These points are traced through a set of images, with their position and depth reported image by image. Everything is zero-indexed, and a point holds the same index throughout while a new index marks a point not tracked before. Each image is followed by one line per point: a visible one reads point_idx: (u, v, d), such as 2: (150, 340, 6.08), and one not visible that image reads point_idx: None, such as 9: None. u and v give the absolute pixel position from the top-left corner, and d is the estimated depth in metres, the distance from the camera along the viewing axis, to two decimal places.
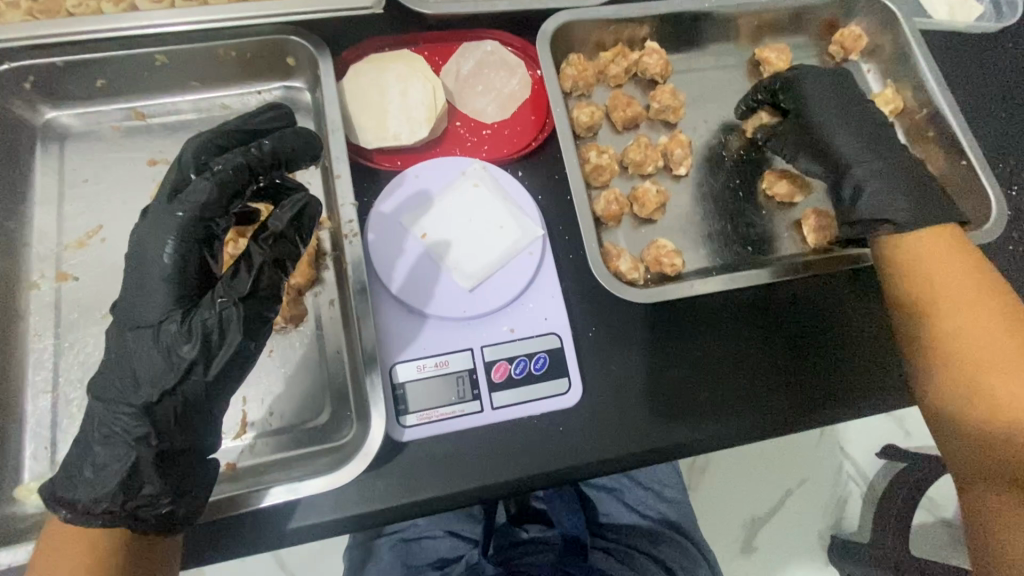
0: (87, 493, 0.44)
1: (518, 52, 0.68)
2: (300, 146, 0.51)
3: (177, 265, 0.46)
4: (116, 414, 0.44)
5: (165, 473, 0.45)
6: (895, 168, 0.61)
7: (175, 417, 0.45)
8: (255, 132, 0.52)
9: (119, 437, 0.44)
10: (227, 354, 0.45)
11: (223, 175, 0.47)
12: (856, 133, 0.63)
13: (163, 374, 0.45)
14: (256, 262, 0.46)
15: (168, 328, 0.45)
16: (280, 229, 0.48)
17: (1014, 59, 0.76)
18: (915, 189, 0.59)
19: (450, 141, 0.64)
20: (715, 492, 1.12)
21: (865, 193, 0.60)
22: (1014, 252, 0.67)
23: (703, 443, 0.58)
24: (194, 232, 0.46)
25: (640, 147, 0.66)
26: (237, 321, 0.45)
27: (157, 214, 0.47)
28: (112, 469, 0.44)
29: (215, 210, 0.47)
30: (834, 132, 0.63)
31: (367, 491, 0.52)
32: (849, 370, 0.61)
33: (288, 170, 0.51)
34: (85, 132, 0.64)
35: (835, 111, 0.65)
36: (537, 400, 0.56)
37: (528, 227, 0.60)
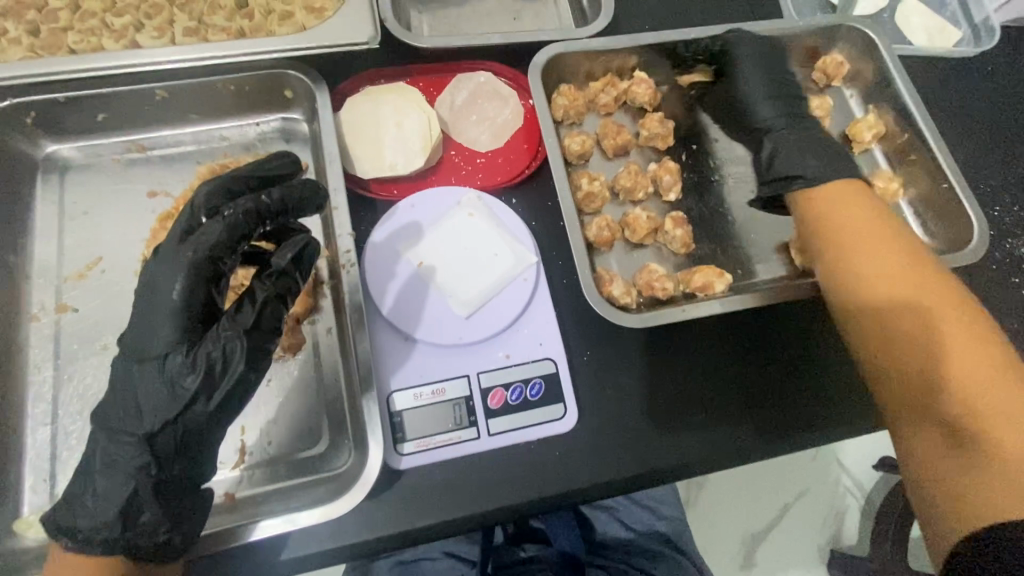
0: (88, 521, 0.45)
1: (510, 82, 0.70)
2: (308, 194, 0.52)
3: (183, 302, 0.46)
4: (120, 444, 0.46)
5: (162, 502, 0.46)
6: (811, 143, 0.62)
7: (175, 447, 0.46)
8: (268, 177, 0.53)
9: (121, 466, 0.45)
10: (227, 385, 0.45)
11: (233, 219, 0.47)
12: (772, 98, 0.66)
13: (165, 405, 0.45)
14: (259, 298, 0.48)
15: (173, 360, 0.46)
16: (282, 266, 0.49)
17: (992, 83, 0.79)
18: (815, 144, 0.61)
19: (445, 169, 0.66)
20: (713, 510, 1.13)
21: (776, 150, 0.62)
22: (997, 271, 0.69)
23: (698, 465, 0.58)
24: (200, 274, 0.47)
25: (630, 174, 0.67)
26: (238, 353, 0.45)
27: (169, 255, 0.47)
28: (114, 497, 0.45)
29: (223, 251, 0.47)
30: (752, 92, 0.66)
31: (366, 520, 0.53)
32: (845, 390, 0.62)
33: (295, 216, 0.52)
34: (85, 164, 0.65)
35: (758, 72, 0.67)
36: (532, 425, 0.57)
37: (523, 255, 0.61)
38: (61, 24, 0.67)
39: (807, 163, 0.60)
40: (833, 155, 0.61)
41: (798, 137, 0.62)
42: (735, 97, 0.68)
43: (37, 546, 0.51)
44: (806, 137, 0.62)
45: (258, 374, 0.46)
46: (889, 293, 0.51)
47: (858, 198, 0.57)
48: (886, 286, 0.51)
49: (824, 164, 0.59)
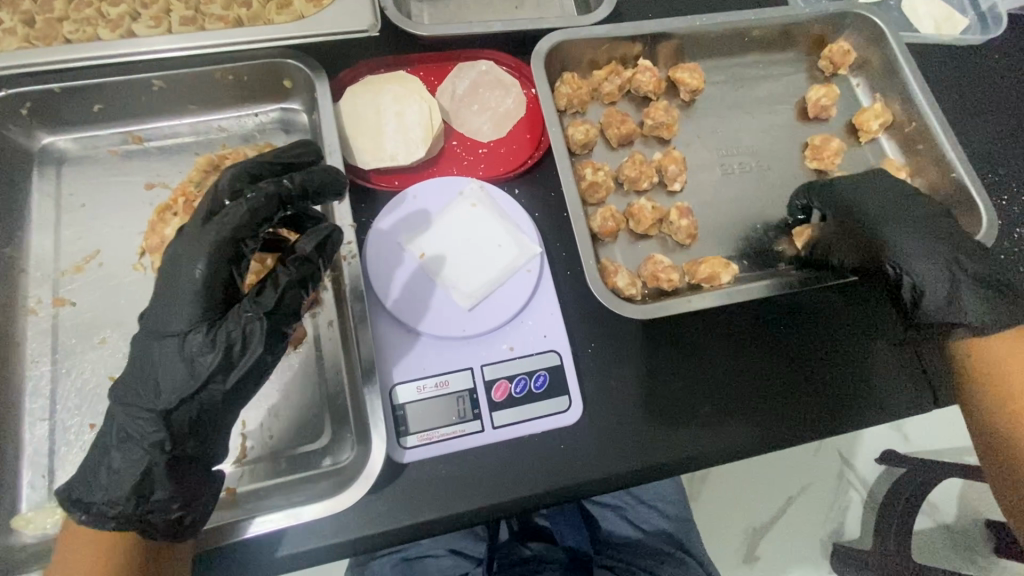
0: (103, 495, 0.45)
1: (512, 71, 0.69)
2: (329, 181, 0.51)
3: (206, 281, 0.45)
4: (135, 419, 0.45)
5: (176, 478, 0.45)
6: (963, 256, 0.57)
7: (190, 424, 0.45)
8: (291, 164, 0.52)
9: (137, 442, 0.45)
10: (245, 365, 0.45)
11: (256, 201, 0.46)
12: (918, 236, 0.59)
13: (184, 382, 0.44)
14: (282, 281, 0.46)
15: (194, 339, 0.45)
16: (304, 253, 0.48)
17: (1000, 70, 0.78)
18: (984, 282, 0.56)
19: (446, 159, 0.65)
20: (716, 504, 1.12)
21: (934, 290, 0.56)
22: (1006, 261, 0.68)
23: (705, 458, 0.58)
24: (223, 253, 0.46)
25: (635, 163, 0.66)
26: (259, 335, 0.45)
27: (192, 234, 0.46)
28: (129, 472, 0.44)
29: (245, 233, 0.46)
30: (893, 235, 0.59)
31: (369, 514, 0.52)
32: (848, 382, 0.62)
33: (314, 202, 0.51)
34: (82, 156, 0.64)
35: (879, 198, 0.62)
36: (537, 418, 0.56)
37: (527, 245, 0.61)
38: (56, 14, 0.65)
39: (976, 310, 0.55)
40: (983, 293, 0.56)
41: (943, 252, 0.57)
42: (855, 228, 0.61)
43: (35, 542, 0.51)
44: (963, 266, 0.57)
45: (266, 367, 0.46)
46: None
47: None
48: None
49: (990, 303, 0.55)
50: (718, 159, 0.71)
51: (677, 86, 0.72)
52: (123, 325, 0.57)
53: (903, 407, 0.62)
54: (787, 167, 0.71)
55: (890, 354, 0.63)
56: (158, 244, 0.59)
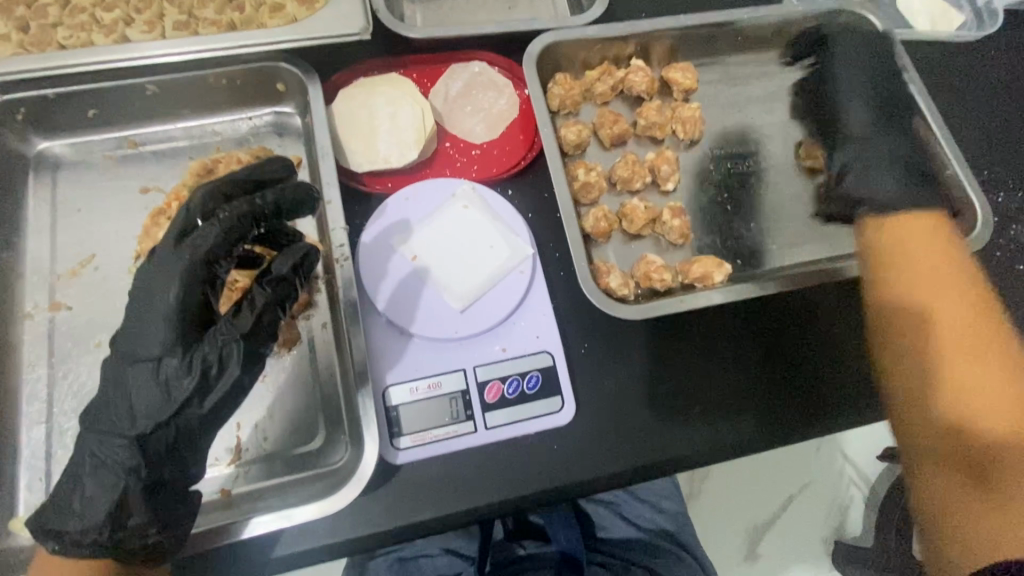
0: (77, 524, 0.44)
1: (505, 72, 0.69)
2: (302, 197, 0.51)
3: (180, 304, 0.46)
4: (109, 445, 0.45)
5: (152, 504, 0.45)
6: (898, 143, 0.65)
7: (167, 449, 0.46)
8: (263, 180, 0.52)
9: (109, 468, 0.44)
10: (223, 388, 0.46)
11: (228, 222, 0.47)
12: (868, 104, 0.67)
13: (159, 407, 0.45)
14: (258, 301, 0.47)
15: (169, 363, 0.46)
16: (282, 272, 0.49)
17: (996, 66, 0.77)
18: (906, 169, 0.63)
19: (440, 161, 0.65)
20: (715, 502, 1.12)
21: (855, 159, 0.65)
22: (1002, 258, 0.68)
23: (699, 458, 0.58)
24: (197, 276, 0.46)
25: (628, 163, 0.67)
26: (236, 357, 0.46)
27: (166, 258, 0.47)
28: (104, 499, 0.44)
29: (219, 254, 0.47)
30: (848, 105, 0.67)
31: (362, 515, 0.52)
32: (838, 379, 0.62)
33: (289, 218, 0.52)
34: (77, 161, 0.65)
35: (865, 74, 0.68)
36: (530, 418, 0.56)
37: (518, 247, 0.61)
38: (50, 20, 0.66)
39: (882, 185, 0.62)
40: (914, 186, 0.62)
41: (893, 133, 0.65)
42: (834, 99, 0.68)
43: (33, 544, 0.51)
44: (901, 156, 0.64)
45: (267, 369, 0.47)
46: (942, 327, 0.54)
47: (941, 253, 0.58)
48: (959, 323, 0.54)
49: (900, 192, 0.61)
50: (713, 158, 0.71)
51: (670, 86, 0.72)
52: (118, 329, 0.58)
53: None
54: (782, 167, 0.71)
55: None
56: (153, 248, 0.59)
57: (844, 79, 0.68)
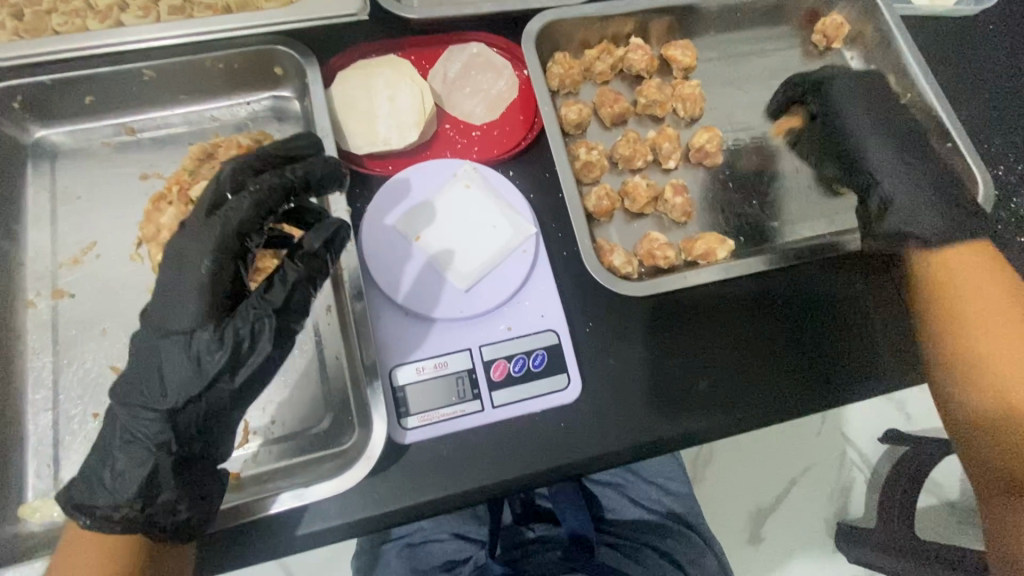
0: (107, 498, 0.46)
1: (504, 53, 0.69)
2: (330, 172, 0.53)
3: (213, 278, 0.47)
4: (138, 420, 0.46)
5: (182, 479, 0.47)
6: (930, 184, 0.63)
7: (197, 423, 0.47)
8: (291, 157, 0.53)
9: (141, 443, 0.46)
10: (254, 363, 0.46)
11: (259, 195, 0.48)
12: (887, 150, 0.66)
13: (190, 382, 0.45)
14: (289, 277, 0.48)
15: (200, 337, 0.46)
16: (313, 248, 0.49)
17: (995, 39, 0.77)
18: (948, 203, 0.62)
19: (440, 143, 0.65)
20: (720, 485, 1.13)
21: (903, 216, 0.62)
22: (1003, 231, 0.68)
23: (709, 433, 0.58)
24: (229, 250, 0.47)
25: (629, 142, 0.66)
26: (267, 332, 0.46)
27: (197, 232, 0.48)
28: (134, 474, 0.45)
29: (250, 228, 0.48)
30: (868, 153, 0.66)
31: (370, 496, 0.52)
32: (843, 351, 0.62)
33: (318, 193, 0.53)
34: (75, 149, 0.64)
35: (871, 122, 0.67)
36: (538, 396, 0.56)
37: (522, 225, 0.60)
38: (44, 7, 0.65)
39: (932, 224, 0.61)
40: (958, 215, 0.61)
41: (929, 167, 0.64)
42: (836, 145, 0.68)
43: (43, 530, 0.51)
44: (937, 190, 0.63)
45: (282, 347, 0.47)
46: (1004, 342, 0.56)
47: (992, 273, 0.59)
48: (1009, 342, 0.55)
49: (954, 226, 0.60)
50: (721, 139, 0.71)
51: (669, 64, 0.72)
52: (122, 316, 0.58)
53: (900, 376, 0.62)
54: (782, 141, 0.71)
55: (902, 325, 0.63)
56: (154, 233, 0.58)
57: (854, 125, 0.67)
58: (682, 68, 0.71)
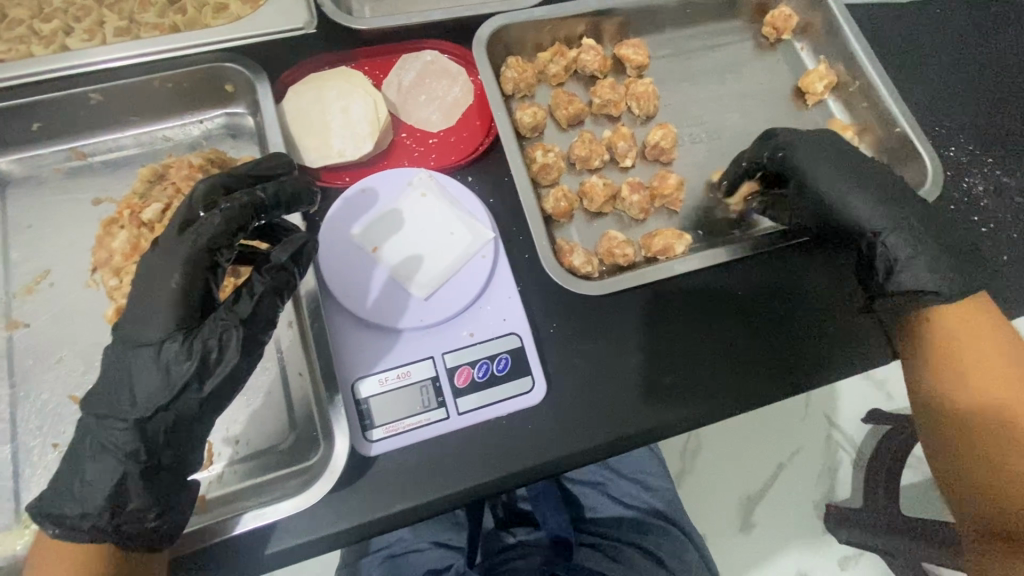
0: (76, 508, 0.45)
1: (457, 59, 0.69)
2: (301, 191, 0.53)
3: (184, 290, 0.47)
4: (109, 429, 0.45)
5: (151, 488, 0.46)
6: (917, 222, 0.60)
7: (166, 433, 0.46)
8: (266, 175, 0.53)
9: (110, 453, 0.45)
10: (221, 373, 0.46)
11: (231, 211, 0.48)
12: (878, 206, 0.60)
13: (158, 392, 0.45)
14: (257, 289, 0.48)
15: (169, 347, 0.46)
16: (281, 261, 0.49)
17: (940, 24, 0.79)
18: (944, 252, 0.58)
19: (397, 152, 0.65)
20: (703, 476, 1.14)
21: (908, 265, 0.58)
22: (956, 212, 0.69)
23: (674, 427, 0.59)
24: (200, 264, 0.47)
25: (584, 142, 0.67)
26: (235, 343, 0.46)
27: (169, 247, 0.48)
28: (102, 484, 0.45)
29: (221, 243, 0.48)
30: (858, 211, 0.61)
31: (338, 510, 0.52)
32: (801, 341, 0.62)
33: (290, 211, 0.53)
34: (25, 177, 0.63)
35: (838, 172, 0.62)
36: (502, 400, 0.56)
37: (479, 231, 0.61)
38: None
39: (936, 279, 0.57)
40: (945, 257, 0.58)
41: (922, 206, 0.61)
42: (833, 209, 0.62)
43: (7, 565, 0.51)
44: (938, 231, 0.59)
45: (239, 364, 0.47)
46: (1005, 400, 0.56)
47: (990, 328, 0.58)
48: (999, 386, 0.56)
49: (952, 274, 0.57)
50: (691, 126, 0.72)
51: (622, 63, 0.72)
52: (80, 343, 0.57)
53: (879, 355, 0.63)
54: (738, 133, 0.72)
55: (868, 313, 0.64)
56: (106, 259, 0.58)
57: (832, 182, 0.61)
58: (636, 67, 0.71)
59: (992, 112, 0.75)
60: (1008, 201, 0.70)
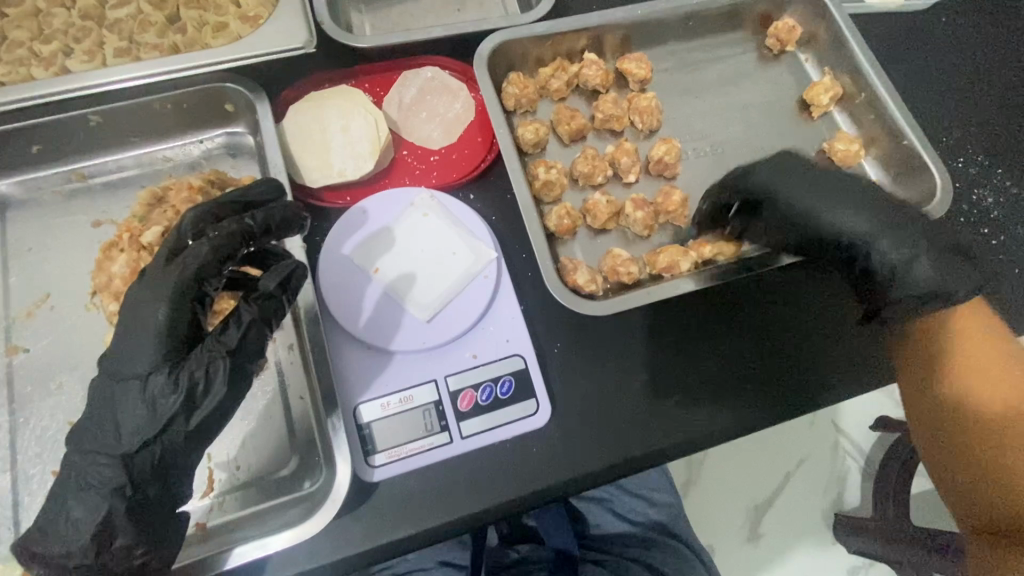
0: (61, 547, 0.44)
1: (458, 75, 0.68)
2: (290, 215, 0.52)
3: (170, 322, 0.46)
4: (95, 465, 0.45)
5: (138, 523, 0.45)
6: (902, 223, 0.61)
7: (152, 468, 0.45)
8: (254, 202, 0.53)
9: (95, 489, 0.45)
10: (209, 405, 0.45)
11: (218, 240, 0.48)
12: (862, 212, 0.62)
13: (145, 425, 0.45)
14: (244, 318, 0.47)
15: (155, 380, 0.45)
16: (269, 288, 0.48)
17: (947, 33, 0.78)
18: (942, 248, 0.59)
19: (398, 170, 0.64)
20: (711, 490, 1.12)
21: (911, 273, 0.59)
22: (966, 224, 0.68)
23: (682, 447, 0.58)
24: (186, 294, 0.47)
25: (587, 158, 0.66)
26: (221, 373, 0.46)
27: (155, 280, 0.47)
28: (88, 521, 0.44)
29: (208, 273, 0.47)
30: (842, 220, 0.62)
31: (340, 537, 0.52)
32: (810, 358, 0.61)
33: (280, 237, 0.52)
34: (25, 199, 0.63)
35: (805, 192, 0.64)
36: (505, 424, 0.56)
37: (481, 250, 0.60)
38: None
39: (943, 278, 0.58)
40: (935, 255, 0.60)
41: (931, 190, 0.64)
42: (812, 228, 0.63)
43: None
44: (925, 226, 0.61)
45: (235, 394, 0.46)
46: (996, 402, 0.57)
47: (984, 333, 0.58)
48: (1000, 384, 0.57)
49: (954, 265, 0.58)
50: (699, 142, 0.71)
51: (625, 76, 0.72)
52: (80, 368, 0.56)
53: (886, 369, 0.62)
54: (743, 146, 0.71)
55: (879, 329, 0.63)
56: (105, 283, 0.57)
57: (804, 202, 0.63)
58: (639, 80, 0.71)
59: (1001, 121, 0.74)
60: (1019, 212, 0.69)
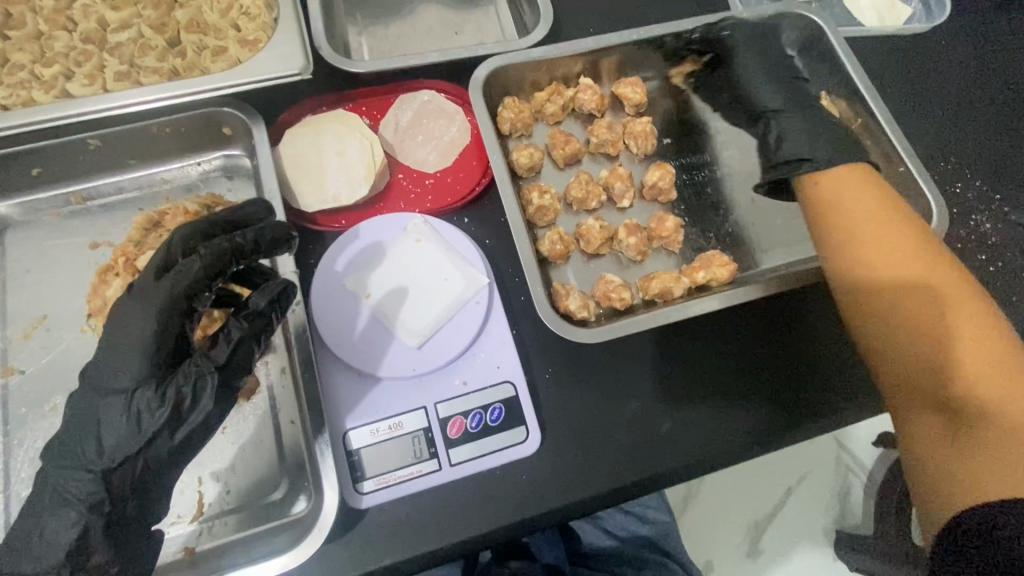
0: (32, 566, 0.44)
1: (454, 99, 0.69)
2: (281, 234, 0.52)
3: (159, 336, 0.46)
4: (72, 480, 0.45)
5: (114, 542, 0.45)
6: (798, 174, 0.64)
7: (131, 484, 0.46)
8: (245, 220, 0.53)
9: (72, 505, 0.44)
10: (195, 421, 0.46)
11: (208, 257, 0.48)
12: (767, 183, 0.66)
13: (127, 439, 0.45)
14: (233, 335, 0.48)
15: (141, 395, 0.46)
16: (259, 307, 0.49)
17: (946, 56, 0.78)
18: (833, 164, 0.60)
19: (393, 194, 0.65)
20: (709, 509, 1.11)
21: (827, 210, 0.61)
22: (963, 249, 0.68)
23: (670, 476, 0.57)
24: (176, 309, 0.47)
25: (581, 184, 0.66)
26: (209, 389, 0.46)
27: (144, 294, 0.47)
28: (62, 539, 0.44)
29: (198, 288, 0.48)
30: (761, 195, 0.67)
31: (327, 563, 0.52)
32: (805, 386, 0.61)
33: (270, 255, 0.52)
34: (25, 220, 0.64)
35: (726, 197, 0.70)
36: (494, 452, 0.55)
37: (473, 276, 0.60)
38: None
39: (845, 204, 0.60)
40: (831, 121, 0.62)
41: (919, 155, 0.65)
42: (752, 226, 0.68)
43: None
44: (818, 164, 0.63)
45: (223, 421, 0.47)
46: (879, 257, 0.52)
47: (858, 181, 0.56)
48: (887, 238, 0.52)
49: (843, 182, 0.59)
50: (692, 166, 0.71)
51: (620, 100, 0.72)
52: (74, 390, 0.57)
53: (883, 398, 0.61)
54: (738, 169, 0.71)
55: None
56: (100, 306, 0.58)
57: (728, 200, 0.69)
58: (635, 103, 0.71)
59: (999, 145, 0.73)
60: (1017, 238, 0.69)
